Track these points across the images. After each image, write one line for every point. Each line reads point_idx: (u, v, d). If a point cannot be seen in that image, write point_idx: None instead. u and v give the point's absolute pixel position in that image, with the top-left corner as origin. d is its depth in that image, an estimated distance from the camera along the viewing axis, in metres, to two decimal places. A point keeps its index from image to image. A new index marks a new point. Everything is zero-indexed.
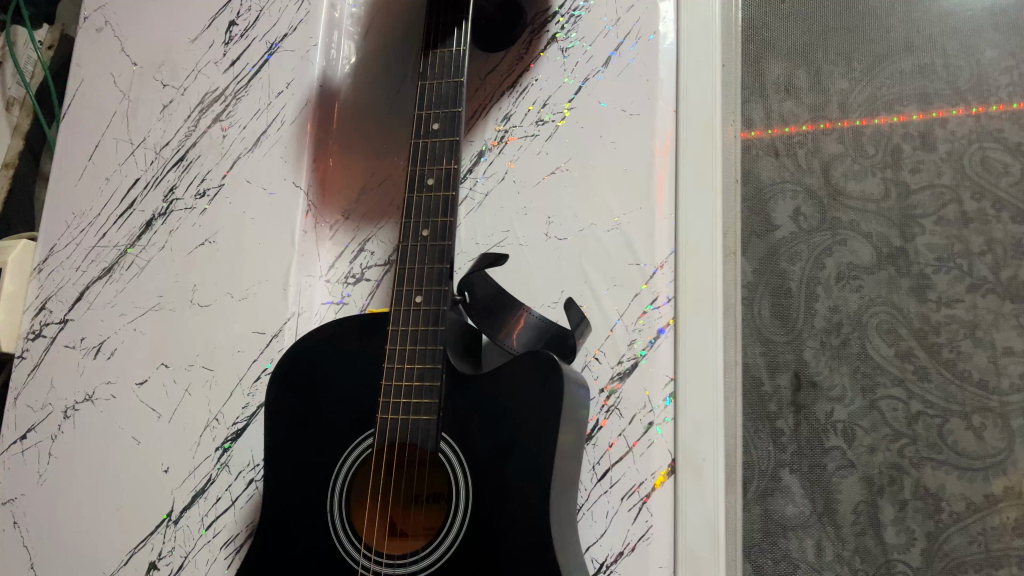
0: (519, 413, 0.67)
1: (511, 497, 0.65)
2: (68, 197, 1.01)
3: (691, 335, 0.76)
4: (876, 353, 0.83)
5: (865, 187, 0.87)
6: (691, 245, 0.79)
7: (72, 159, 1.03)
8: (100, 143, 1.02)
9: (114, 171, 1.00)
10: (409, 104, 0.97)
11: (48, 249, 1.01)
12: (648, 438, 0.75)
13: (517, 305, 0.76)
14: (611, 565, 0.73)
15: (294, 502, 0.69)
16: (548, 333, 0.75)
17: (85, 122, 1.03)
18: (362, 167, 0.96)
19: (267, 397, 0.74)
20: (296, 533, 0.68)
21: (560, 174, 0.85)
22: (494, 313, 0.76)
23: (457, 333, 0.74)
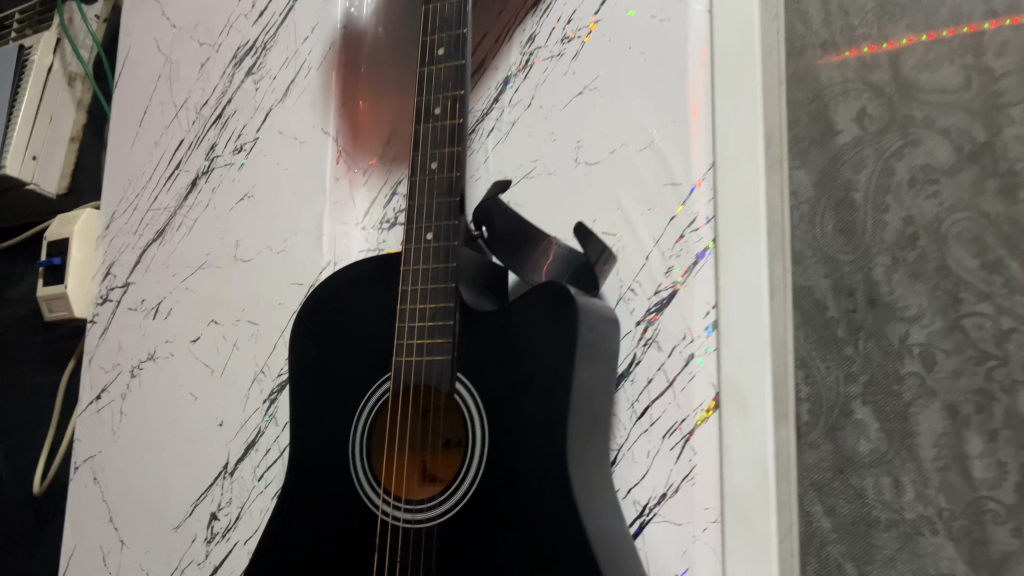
0: (535, 351, 0.62)
1: (526, 437, 0.61)
2: (123, 163, 1.04)
3: (732, 257, 0.69)
4: (957, 266, 0.72)
5: (940, 77, 0.75)
6: (730, 158, 0.70)
7: (123, 125, 1.05)
8: (148, 109, 1.03)
9: (161, 134, 1.01)
10: (414, 33, 0.93)
11: (110, 215, 1.03)
12: (689, 371, 0.69)
13: (540, 237, 0.71)
14: (654, 507, 0.68)
15: (317, 450, 0.68)
16: (573, 265, 0.70)
17: (133, 87, 1.05)
18: (382, 105, 0.92)
19: (291, 346, 0.73)
20: (320, 479, 0.67)
21: (588, 94, 0.78)
22: (516, 248, 0.72)
23: (478, 271, 0.70)
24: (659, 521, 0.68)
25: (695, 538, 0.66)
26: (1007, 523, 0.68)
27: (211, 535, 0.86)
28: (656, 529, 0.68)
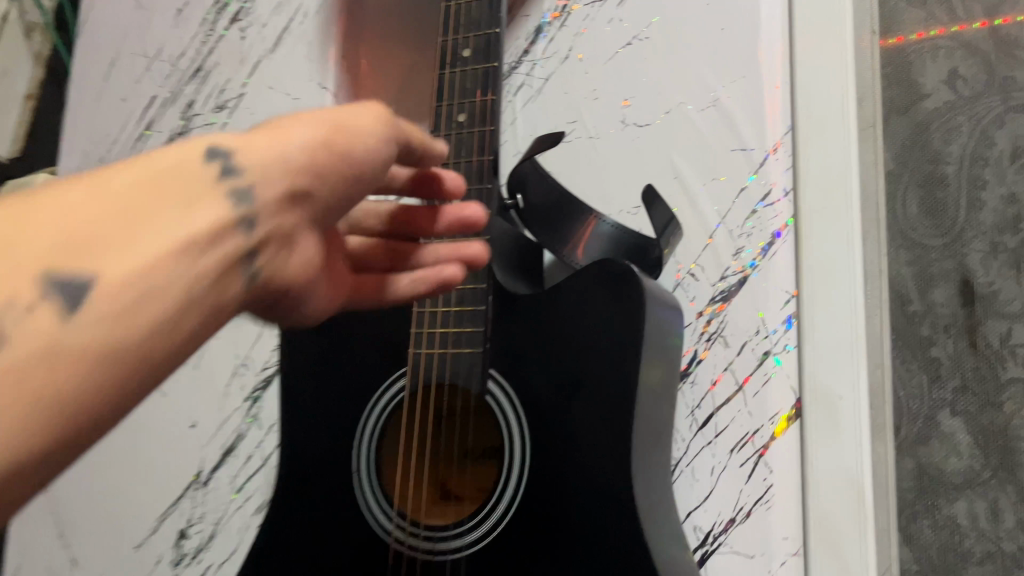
0: (590, 343, 0.50)
1: (579, 449, 0.49)
2: (87, 122, 0.89)
3: (817, 236, 0.58)
4: None
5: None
6: (815, 120, 0.59)
7: (87, 76, 0.90)
8: (115, 59, 0.89)
9: (131, 89, 0.88)
10: None
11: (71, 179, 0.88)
12: (764, 373, 0.58)
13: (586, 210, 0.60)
14: (720, 536, 0.57)
15: (312, 464, 0.55)
16: (625, 245, 0.58)
17: (99, 32, 0.90)
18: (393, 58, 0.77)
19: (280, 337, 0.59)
20: (315, 500, 0.54)
21: (638, 45, 0.67)
22: (557, 222, 0.60)
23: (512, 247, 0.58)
24: (726, 552, 0.56)
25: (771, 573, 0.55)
26: None
27: (179, 556, 0.73)
28: (722, 562, 0.56)
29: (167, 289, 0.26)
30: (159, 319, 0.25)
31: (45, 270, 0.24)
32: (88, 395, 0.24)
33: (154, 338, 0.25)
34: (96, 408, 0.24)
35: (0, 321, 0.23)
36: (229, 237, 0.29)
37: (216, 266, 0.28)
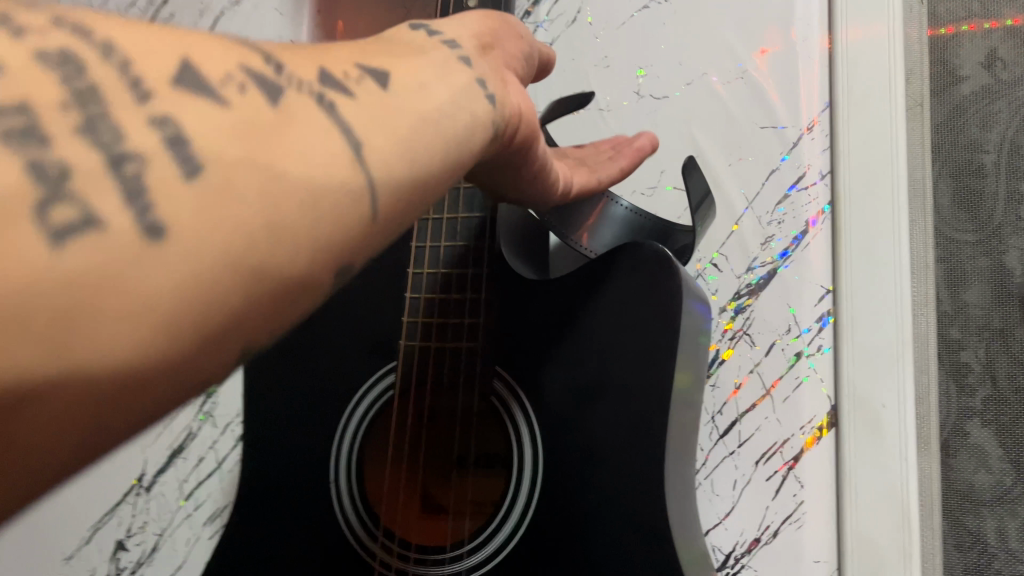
0: (616, 339, 0.43)
1: (601, 464, 0.42)
2: None
3: (857, 226, 0.52)
4: None
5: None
6: (856, 96, 0.54)
7: None
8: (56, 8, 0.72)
9: None
10: None
11: None
12: (795, 376, 0.52)
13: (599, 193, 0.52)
14: (742, 557, 0.50)
15: (281, 475, 0.47)
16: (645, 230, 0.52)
17: None
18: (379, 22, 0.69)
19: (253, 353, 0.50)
20: (284, 518, 0.46)
21: (656, 9, 0.60)
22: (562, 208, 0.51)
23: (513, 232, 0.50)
24: None
25: None
26: None
27: (115, 570, 0.63)
28: None
29: (418, 91, 0.24)
30: (420, 115, 0.23)
31: (320, 69, 0.22)
32: (365, 183, 0.21)
33: (424, 140, 0.23)
34: (366, 198, 0.21)
35: (288, 91, 0.21)
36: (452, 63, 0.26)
37: (461, 83, 0.26)
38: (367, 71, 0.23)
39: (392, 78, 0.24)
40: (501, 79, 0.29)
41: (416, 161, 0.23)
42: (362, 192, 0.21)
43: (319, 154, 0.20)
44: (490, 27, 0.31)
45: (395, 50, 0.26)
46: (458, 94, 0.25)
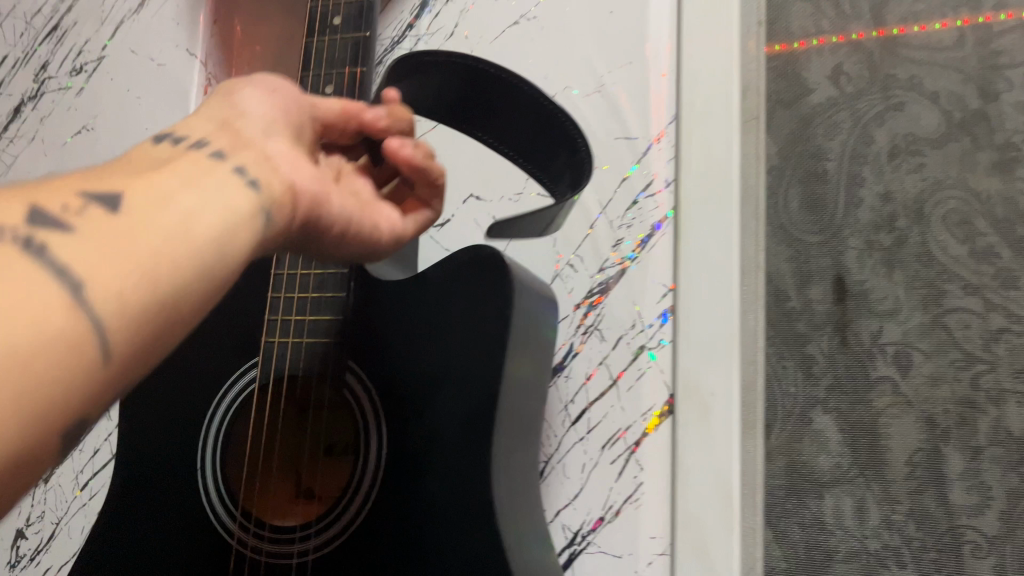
0: (454, 335, 0.47)
1: (441, 451, 0.46)
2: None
3: (696, 231, 0.56)
4: (942, 252, 0.61)
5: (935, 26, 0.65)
6: (698, 109, 0.58)
7: None
8: None
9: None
10: None
11: None
12: (638, 367, 0.56)
13: (547, 102, 0.48)
14: (588, 535, 0.55)
15: (150, 464, 0.50)
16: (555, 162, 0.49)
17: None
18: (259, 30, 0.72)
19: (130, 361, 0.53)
20: (147, 505, 0.49)
21: (525, 24, 0.64)
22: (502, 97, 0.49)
23: (450, 99, 0.51)
24: (594, 552, 0.54)
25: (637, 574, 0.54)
26: (988, 557, 0.58)
27: (15, 558, 0.66)
28: (589, 563, 0.54)
29: (160, 207, 0.25)
30: (170, 230, 0.25)
31: (40, 212, 0.24)
32: (90, 324, 0.22)
33: (165, 269, 0.24)
34: (98, 338, 0.22)
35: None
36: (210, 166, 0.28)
37: (211, 189, 0.27)
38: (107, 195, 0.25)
39: (124, 201, 0.25)
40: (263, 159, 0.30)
41: (162, 283, 0.24)
42: (89, 330, 0.22)
43: (32, 303, 0.21)
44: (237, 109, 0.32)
45: (141, 171, 0.27)
46: (215, 196, 0.27)
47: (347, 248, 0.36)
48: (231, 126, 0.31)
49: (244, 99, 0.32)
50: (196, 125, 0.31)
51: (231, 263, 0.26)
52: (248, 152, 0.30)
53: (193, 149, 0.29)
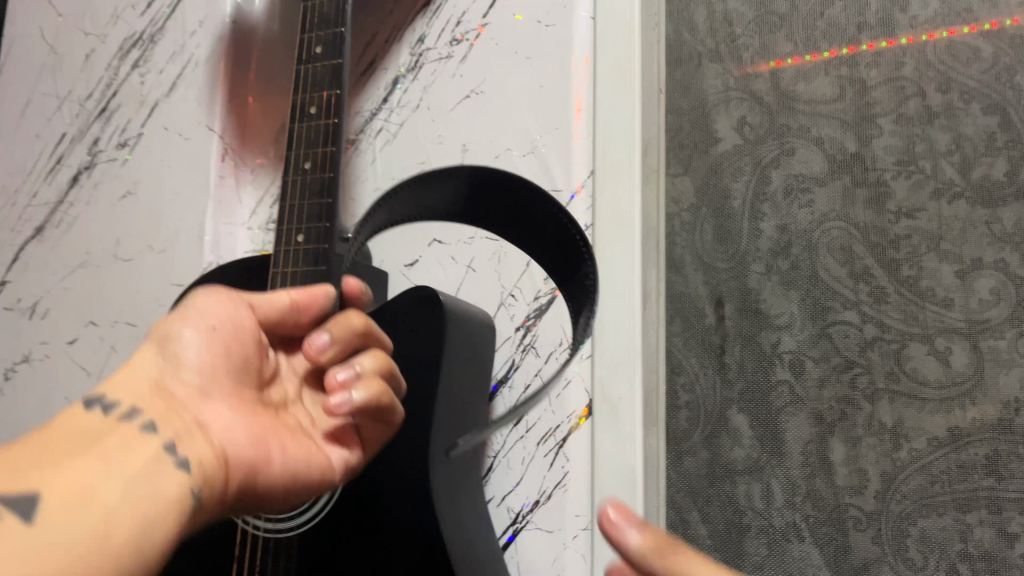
0: (399, 354, 0.62)
1: (392, 446, 0.60)
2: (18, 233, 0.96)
3: (608, 267, 0.69)
4: (827, 274, 0.73)
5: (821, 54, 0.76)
6: (608, 166, 0.71)
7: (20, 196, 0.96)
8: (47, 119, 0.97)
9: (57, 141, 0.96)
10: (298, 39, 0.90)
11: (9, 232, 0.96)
12: (565, 377, 0.69)
13: (562, 219, 0.52)
14: (528, 514, 0.68)
15: None
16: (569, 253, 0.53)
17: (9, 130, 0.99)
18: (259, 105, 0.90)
19: None
20: None
21: (475, 98, 0.78)
22: (519, 206, 0.53)
23: (468, 207, 0.55)
24: (532, 528, 0.67)
25: (566, 545, 0.66)
26: (867, 530, 0.69)
27: None
28: (528, 538, 0.67)
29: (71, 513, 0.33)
30: (86, 520, 0.33)
31: None
32: None
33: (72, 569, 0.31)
34: None
35: None
36: (139, 445, 0.38)
37: (126, 483, 0.35)
38: (29, 496, 0.33)
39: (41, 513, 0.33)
40: (191, 425, 0.41)
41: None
42: None
43: None
44: (170, 371, 0.43)
45: (74, 462, 0.36)
46: (140, 484, 0.36)
47: (292, 492, 0.47)
48: (163, 389, 0.42)
49: (182, 354, 0.43)
50: (129, 389, 0.41)
51: (157, 541, 0.34)
52: (174, 422, 0.40)
53: (123, 422, 0.39)
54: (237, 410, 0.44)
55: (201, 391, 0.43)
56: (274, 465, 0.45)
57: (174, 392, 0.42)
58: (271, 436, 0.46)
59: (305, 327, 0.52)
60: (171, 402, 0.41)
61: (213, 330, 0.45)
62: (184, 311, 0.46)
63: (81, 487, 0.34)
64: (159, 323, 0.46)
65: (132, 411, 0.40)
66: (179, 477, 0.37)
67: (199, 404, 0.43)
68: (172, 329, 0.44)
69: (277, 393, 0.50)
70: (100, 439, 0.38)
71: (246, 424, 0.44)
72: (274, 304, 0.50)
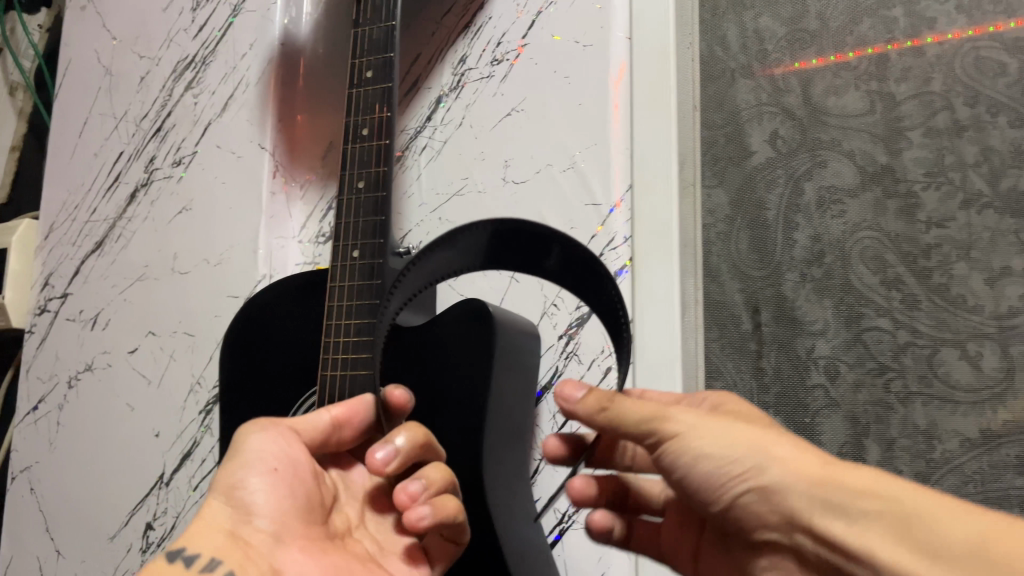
0: (451, 364, 0.65)
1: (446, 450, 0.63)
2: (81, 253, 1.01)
3: (648, 277, 0.72)
4: (860, 282, 0.76)
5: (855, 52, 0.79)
6: (645, 180, 0.74)
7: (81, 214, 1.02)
8: (106, 138, 1.02)
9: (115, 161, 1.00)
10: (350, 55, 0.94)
11: (71, 246, 1.02)
12: (608, 383, 0.72)
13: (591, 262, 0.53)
14: (573, 514, 0.72)
15: None
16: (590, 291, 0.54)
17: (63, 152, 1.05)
18: (320, 122, 0.94)
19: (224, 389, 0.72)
20: None
21: (515, 116, 0.81)
22: (540, 247, 0.53)
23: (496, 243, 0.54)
24: (578, 528, 0.71)
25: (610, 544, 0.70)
26: None
27: (147, 543, 0.88)
28: (573, 537, 0.71)
29: None
30: None
31: None
32: None
33: None
34: None
35: None
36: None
37: None
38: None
39: None
40: (263, 573, 0.48)
41: None
42: None
43: None
44: (242, 516, 0.50)
45: None
46: None
47: None
48: (237, 538, 0.49)
49: (253, 500, 0.50)
50: (207, 540, 0.48)
51: None
52: (251, 570, 0.47)
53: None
54: (308, 551, 0.50)
55: (273, 534, 0.50)
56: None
57: (247, 539, 0.49)
58: (342, 569, 0.51)
59: (351, 441, 0.57)
60: (246, 548, 0.48)
61: (275, 471, 0.51)
62: (237, 452, 0.52)
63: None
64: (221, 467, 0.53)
65: (210, 563, 0.47)
66: None
67: (273, 548, 0.49)
68: (239, 478, 0.51)
69: (341, 519, 0.55)
70: None
71: (316, 561, 0.50)
72: (320, 425, 0.55)
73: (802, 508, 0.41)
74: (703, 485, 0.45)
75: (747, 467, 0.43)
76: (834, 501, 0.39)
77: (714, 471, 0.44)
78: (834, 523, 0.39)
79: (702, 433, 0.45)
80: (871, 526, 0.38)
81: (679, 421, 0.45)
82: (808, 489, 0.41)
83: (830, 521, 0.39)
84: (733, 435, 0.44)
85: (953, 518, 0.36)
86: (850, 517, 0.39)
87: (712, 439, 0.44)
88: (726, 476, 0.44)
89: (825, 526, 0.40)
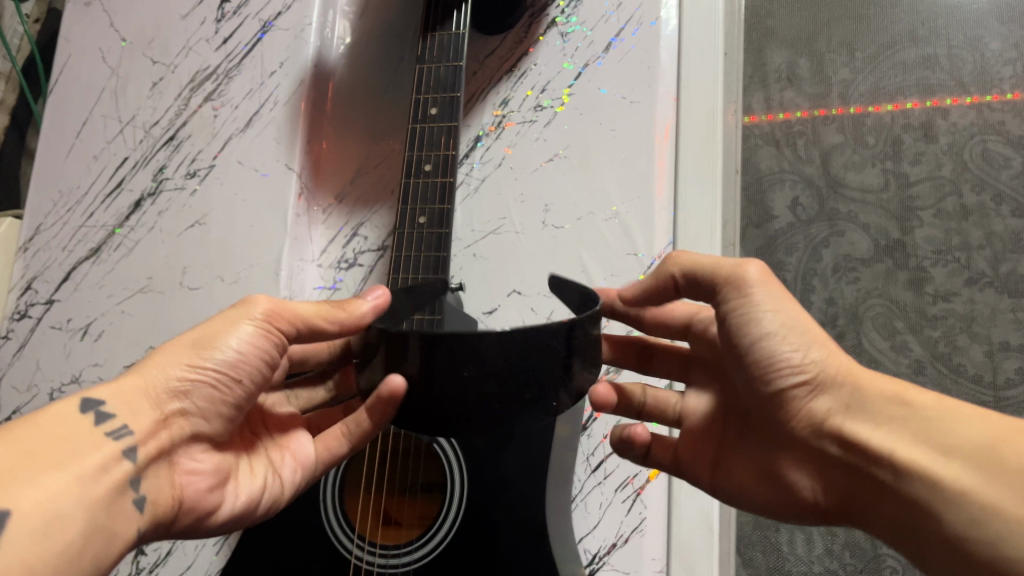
0: None
1: (507, 488, 0.64)
2: (67, 255, 0.95)
3: None
4: (871, 346, 0.83)
5: (908, 108, 0.89)
6: (691, 236, 0.79)
7: (73, 219, 0.96)
8: (110, 140, 0.97)
9: (116, 167, 0.96)
10: (407, 85, 0.96)
11: (60, 249, 0.96)
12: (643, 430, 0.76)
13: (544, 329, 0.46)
14: (604, 556, 0.73)
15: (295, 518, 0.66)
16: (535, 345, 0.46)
17: (55, 153, 0.98)
18: (357, 149, 0.95)
19: None
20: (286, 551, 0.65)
21: (559, 161, 0.83)
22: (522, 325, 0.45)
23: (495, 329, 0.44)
24: (608, 569, 0.73)
25: None
26: None
27: (135, 570, 0.80)
28: None
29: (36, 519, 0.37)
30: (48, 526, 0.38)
31: None
32: None
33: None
34: None
35: None
36: (113, 469, 0.42)
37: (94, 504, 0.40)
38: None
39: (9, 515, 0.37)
40: (163, 454, 0.45)
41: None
42: None
43: None
44: (179, 390, 0.46)
45: (56, 460, 0.40)
46: (100, 514, 0.40)
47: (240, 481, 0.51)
48: (161, 414, 0.45)
49: (192, 393, 0.46)
50: (131, 406, 0.44)
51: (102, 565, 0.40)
52: (153, 450, 0.45)
53: (107, 441, 0.43)
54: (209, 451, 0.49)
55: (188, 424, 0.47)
56: (223, 503, 0.49)
57: (169, 417, 0.46)
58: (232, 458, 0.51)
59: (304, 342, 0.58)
60: (164, 426, 0.45)
61: (238, 382, 0.48)
62: (209, 342, 0.47)
63: (51, 510, 0.38)
64: (187, 334, 0.48)
65: (119, 429, 0.43)
66: (134, 517, 0.43)
67: (183, 438, 0.47)
68: (200, 361, 0.46)
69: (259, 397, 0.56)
70: (81, 450, 0.41)
71: (211, 460, 0.49)
72: (324, 326, 0.50)
73: (835, 410, 0.44)
74: (754, 370, 0.45)
75: (803, 358, 0.44)
76: (869, 405, 0.42)
77: (767, 353, 0.45)
78: (862, 427, 0.42)
79: (758, 310, 0.45)
80: (896, 428, 0.41)
81: (733, 295, 0.46)
82: (849, 389, 0.43)
83: (858, 424, 0.42)
84: (790, 316, 0.45)
85: (973, 425, 0.39)
86: (878, 420, 0.42)
87: (771, 317, 0.45)
88: (779, 362, 0.44)
89: (853, 430, 0.43)
